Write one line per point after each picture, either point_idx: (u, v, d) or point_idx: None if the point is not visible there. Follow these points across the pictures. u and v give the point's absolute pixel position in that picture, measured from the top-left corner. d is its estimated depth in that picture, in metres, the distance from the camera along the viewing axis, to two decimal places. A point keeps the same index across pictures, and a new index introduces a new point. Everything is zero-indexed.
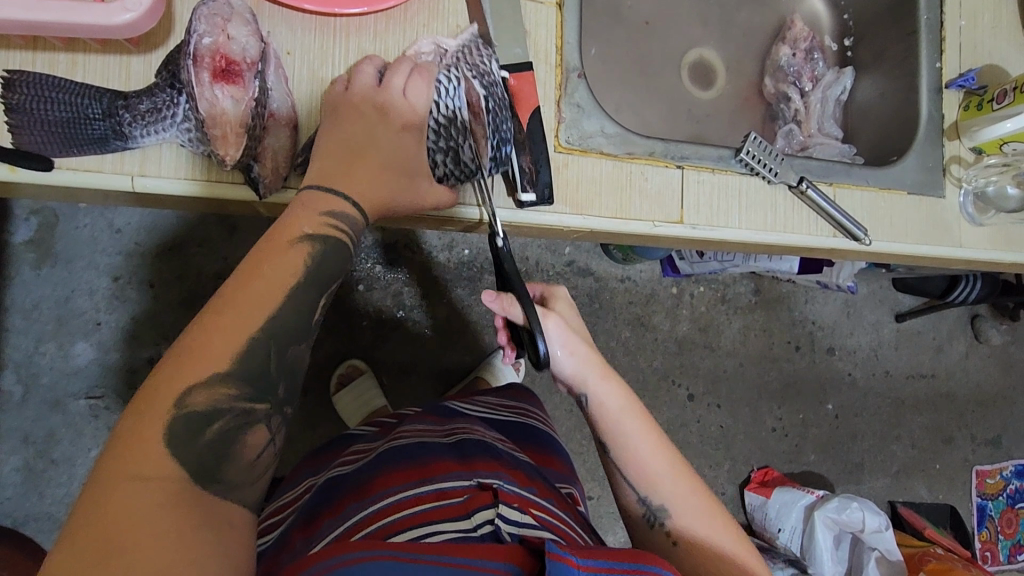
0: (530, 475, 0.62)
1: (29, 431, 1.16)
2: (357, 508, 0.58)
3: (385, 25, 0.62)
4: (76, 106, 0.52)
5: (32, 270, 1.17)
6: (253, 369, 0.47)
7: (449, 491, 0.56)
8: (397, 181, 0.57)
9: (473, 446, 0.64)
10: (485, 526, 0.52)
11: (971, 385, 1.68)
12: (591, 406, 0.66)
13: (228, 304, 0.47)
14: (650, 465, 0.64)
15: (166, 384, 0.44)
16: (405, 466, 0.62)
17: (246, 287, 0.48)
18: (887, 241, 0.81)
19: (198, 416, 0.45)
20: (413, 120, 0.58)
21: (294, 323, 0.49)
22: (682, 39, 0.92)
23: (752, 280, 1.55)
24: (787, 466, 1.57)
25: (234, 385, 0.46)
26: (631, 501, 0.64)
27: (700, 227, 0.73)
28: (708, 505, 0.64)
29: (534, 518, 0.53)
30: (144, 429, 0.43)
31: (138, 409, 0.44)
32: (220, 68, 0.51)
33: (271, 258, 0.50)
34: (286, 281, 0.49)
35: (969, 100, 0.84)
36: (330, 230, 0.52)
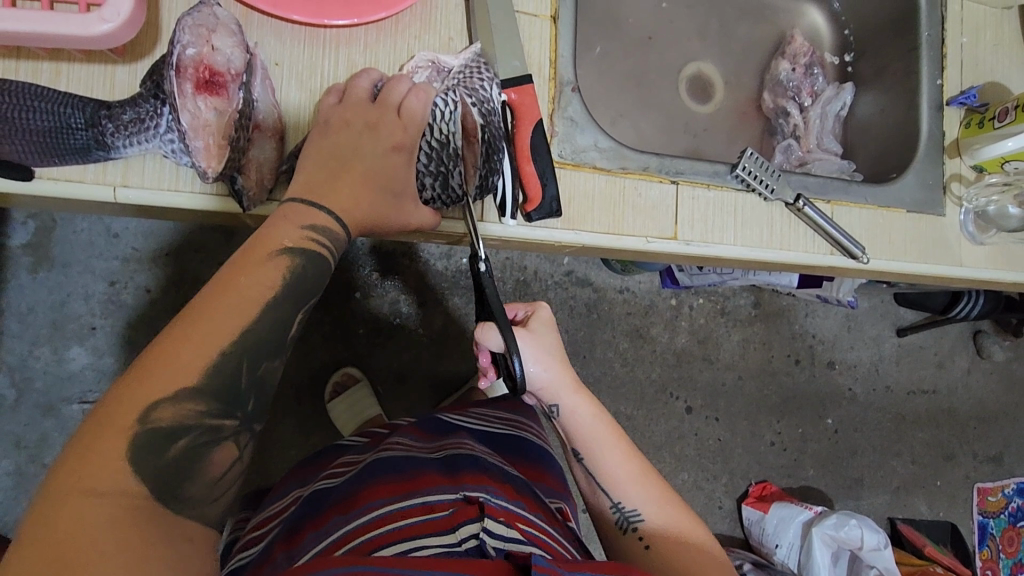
0: (519, 488, 0.61)
1: (21, 435, 1.16)
2: (340, 522, 0.57)
3: (376, 36, 0.61)
4: (57, 114, 0.51)
5: (28, 274, 1.16)
6: (225, 385, 0.46)
7: (435, 505, 0.55)
8: (382, 199, 0.56)
9: (463, 460, 0.62)
10: (470, 540, 0.51)
11: (973, 401, 1.66)
12: (563, 418, 0.65)
13: (202, 314, 0.46)
14: (620, 474, 0.64)
15: (132, 394, 0.43)
16: (391, 480, 0.60)
17: (221, 298, 0.47)
18: (885, 259, 0.80)
19: (163, 433, 0.43)
20: (403, 142, 0.56)
21: (266, 336, 0.48)
22: (681, 52, 0.92)
23: (752, 293, 1.54)
24: (785, 481, 1.55)
25: (199, 401, 0.45)
26: (604, 508, 0.64)
27: (694, 243, 0.72)
28: (680, 513, 0.64)
29: (521, 532, 0.53)
30: (105, 442, 0.42)
31: (99, 421, 0.42)
32: (204, 79, 0.50)
33: (252, 270, 0.48)
34: (264, 292, 0.48)
35: (971, 117, 0.83)
36: (313, 245, 0.51)
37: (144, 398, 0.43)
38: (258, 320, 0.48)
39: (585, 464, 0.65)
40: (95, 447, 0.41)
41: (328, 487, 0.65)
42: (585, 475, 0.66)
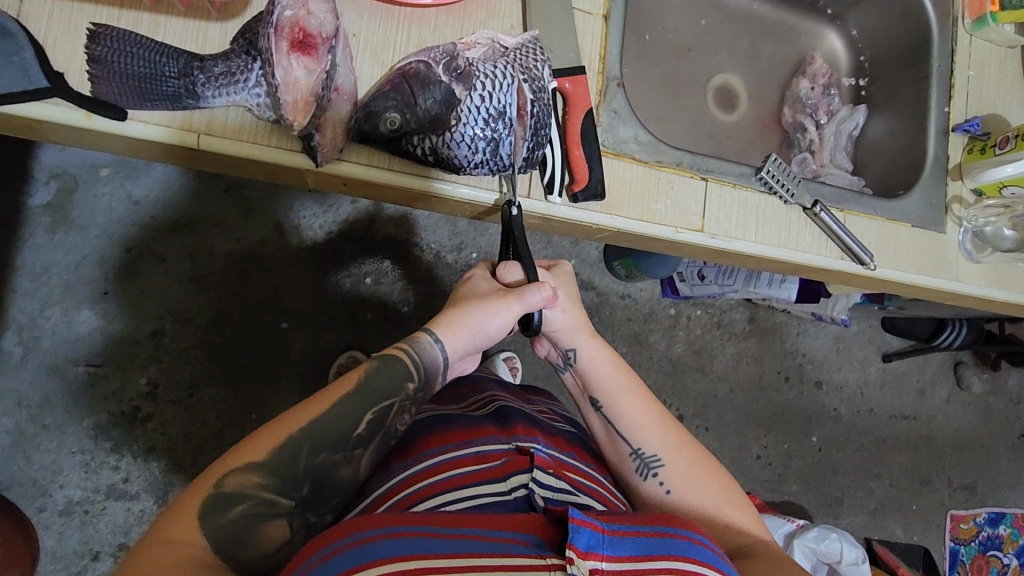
0: (570, 441, 0.68)
1: (23, 394, 1.16)
2: (400, 467, 0.61)
3: (445, 19, 0.66)
4: (154, 62, 0.55)
5: (45, 233, 1.18)
6: (348, 414, 0.57)
7: (488, 455, 0.60)
8: (472, 296, 0.65)
9: (512, 413, 0.68)
10: (520, 489, 0.56)
11: (950, 430, 1.73)
12: (581, 363, 0.71)
13: (340, 380, 0.59)
14: (637, 419, 0.69)
15: (284, 419, 0.56)
16: (447, 430, 0.65)
17: (346, 378, 0.59)
18: (890, 268, 0.85)
19: (293, 445, 0.55)
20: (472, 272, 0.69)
21: (385, 384, 0.59)
22: (709, 64, 0.98)
23: (748, 308, 1.60)
24: (768, 494, 1.60)
25: (332, 421, 0.56)
26: (624, 455, 0.69)
27: (719, 237, 0.77)
28: (697, 462, 0.68)
29: (567, 483, 0.59)
30: (256, 445, 0.54)
31: (258, 431, 0.56)
32: (297, 40, 0.55)
33: (343, 378, 0.59)
34: (368, 376, 0.59)
35: (973, 144, 0.89)
36: (396, 351, 0.61)
37: (288, 428, 0.55)
38: (378, 377, 0.59)
39: (603, 412, 0.70)
40: (244, 450, 0.54)
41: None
42: (601, 422, 0.70)
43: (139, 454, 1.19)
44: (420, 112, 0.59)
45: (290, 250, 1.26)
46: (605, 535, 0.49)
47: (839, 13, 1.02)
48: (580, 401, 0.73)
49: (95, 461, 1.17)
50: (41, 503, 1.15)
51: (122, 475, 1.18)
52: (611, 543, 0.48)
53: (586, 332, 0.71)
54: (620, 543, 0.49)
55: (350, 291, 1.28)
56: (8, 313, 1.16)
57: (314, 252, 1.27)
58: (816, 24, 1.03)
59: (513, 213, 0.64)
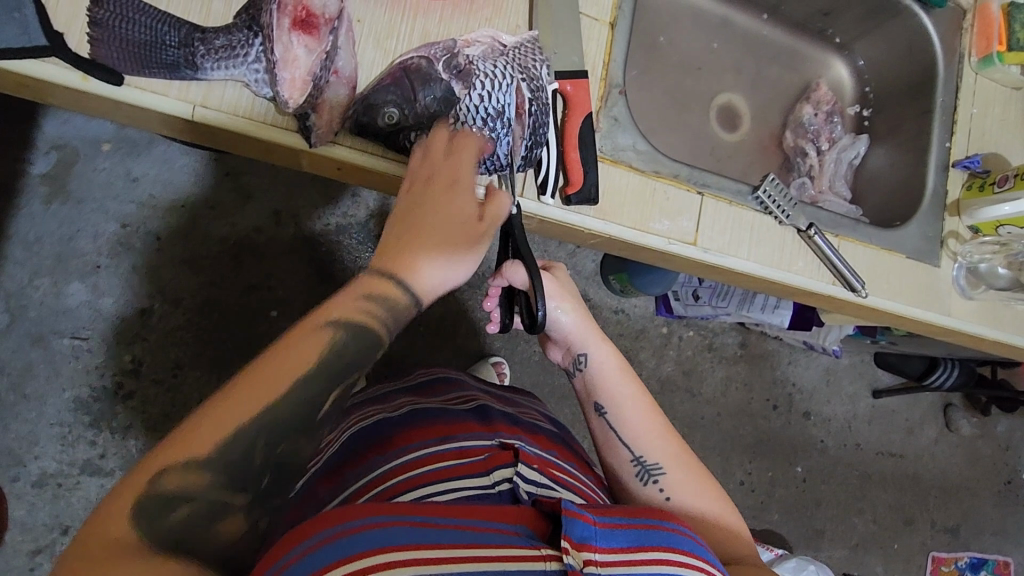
0: (551, 440, 0.68)
1: (6, 361, 1.15)
2: (381, 460, 0.61)
3: (451, 12, 0.66)
4: (155, 30, 0.55)
5: (42, 203, 1.18)
6: (317, 385, 0.49)
7: (470, 450, 0.60)
8: (462, 228, 0.53)
9: (495, 413, 0.68)
10: (503, 483, 0.56)
11: (936, 471, 1.72)
12: (590, 368, 0.71)
13: (298, 335, 0.49)
14: (640, 425, 0.68)
15: (230, 394, 0.47)
16: (429, 425, 0.65)
17: (301, 338, 0.49)
18: (883, 298, 0.85)
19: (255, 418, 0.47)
20: (457, 178, 0.54)
21: (355, 348, 0.51)
22: (715, 84, 0.98)
23: (740, 333, 1.59)
24: (749, 521, 1.58)
25: (294, 395, 0.48)
26: (624, 461, 0.68)
27: (712, 252, 0.76)
28: (695, 472, 0.68)
29: (551, 479, 0.58)
30: (208, 428, 0.46)
31: (204, 410, 0.47)
32: (299, 18, 0.55)
33: (299, 338, 0.49)
34: (332, 341, 0.50)
35: (972, 181, 0.89)
36: (366, 313, 0.51)
37: (236, 404, 0.46)
38: (345, 339, 0.50)
39: (607, 417, 0.69)
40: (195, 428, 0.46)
41: (362, 426, 0.69)
42: (604, 428, 0.70)
43: (117, 432, 1.18)
44: (418, 109, 0.59)
45: (286, 238, 1.26)
46: (596, 529, 0.48)
47: (846, 43, 1.02)
48: (581, 404, 0.73)
49: (73, 435, 1.16)
50: (15, 473, 1.14)
51: (98, 451, 1.17)
52: (604, 535, 0.48)
53: (600, 338, 0.71)
54: (612, 535, 0.48)
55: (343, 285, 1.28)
56: None
57: (311, 242, 1.27)
58: (823, 52, 1.03)
59: (513, 212, 0.64)
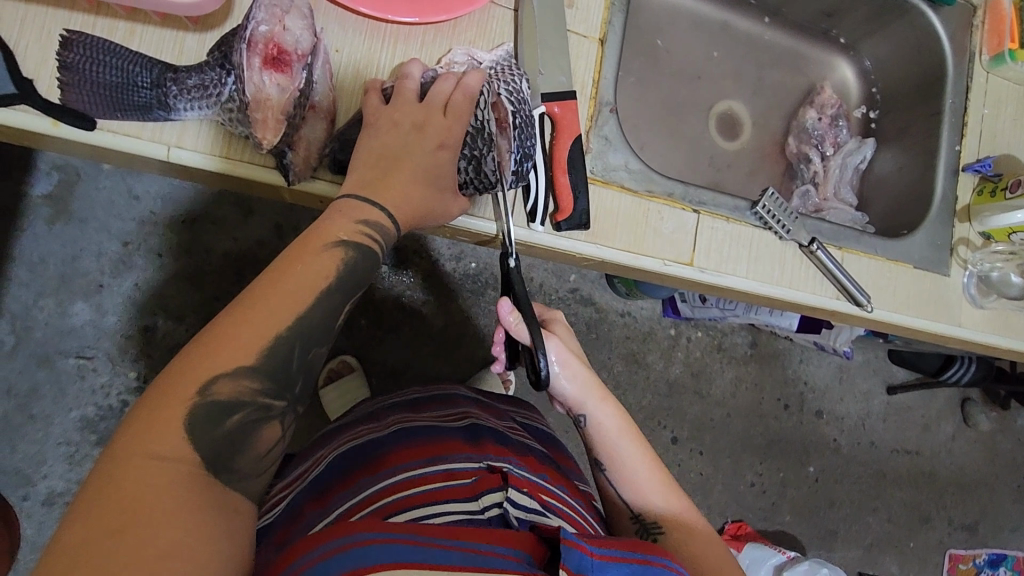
0: (541, 462, 0.64)
1: (13, 382, 1.16)
2: (369, 482, 0.57)
3: (433, 36, 0.64)
4: (127, 72, 0.54)
5: (45, 224, 1.17)
6: (276, 366, 0.46)
7: (459, 472, 0.56)
8: (429, 194, 0.56)
9: (486, 431, 0.64)
10: (493, 509, 0.52)
11: (953, 468, 1.68)
12: (591, 426, 0.68)
13: (262, 296, 0.46)
14: (638, 479, 0.66)
15: (184, 373, 0.43)
16: (416, 443, 0.61)
17: (277, 285, 0.47)
18: (889, 310, 0.82)
19: (219, 407, 0.44)
20: (448, 140, 0.56)
21: (317, 323, 0.48)
22: (714, 90, 0.95)
23: (750, 333, 1.55)
24: (761, 523, 1.56)
25: (254, 378, 0.45)
26: (624, 515, 0.66)
27: (708, 272, 0.74)
28: (700, 522, 0.65)
29: (541, 504, 0.54)
30: (167, 412, 0.42)
31: (155, 399, 0.43)
32: (271, 55, 0.53)
33: (263, 300, 0.46)
34: (300, 306, 0.47)
35: (983, 185, 0.86)
36: (367, 241, 0.52)
37: (200, 374, 0.43)
38: (309, 312, 0.48)
39: (610, 477, 0.67)
40: (166, 400, 0.43)
41: (352, 444, 0.65)
42: (609, 487, 0.68)
43: None
44: None
45: None
46: (592, 561, 0.44)
47: (852, 43, 0.99)
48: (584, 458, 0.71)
49: (80, 453, 1.17)
50: (24, 492, 1.15)
51: None
52: (600, 567, 0.44)
53: (596, 396, 0.68)
54: (609, 568, 0.45)
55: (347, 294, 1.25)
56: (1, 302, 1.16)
57: None
58: (828, 53, 1.00)
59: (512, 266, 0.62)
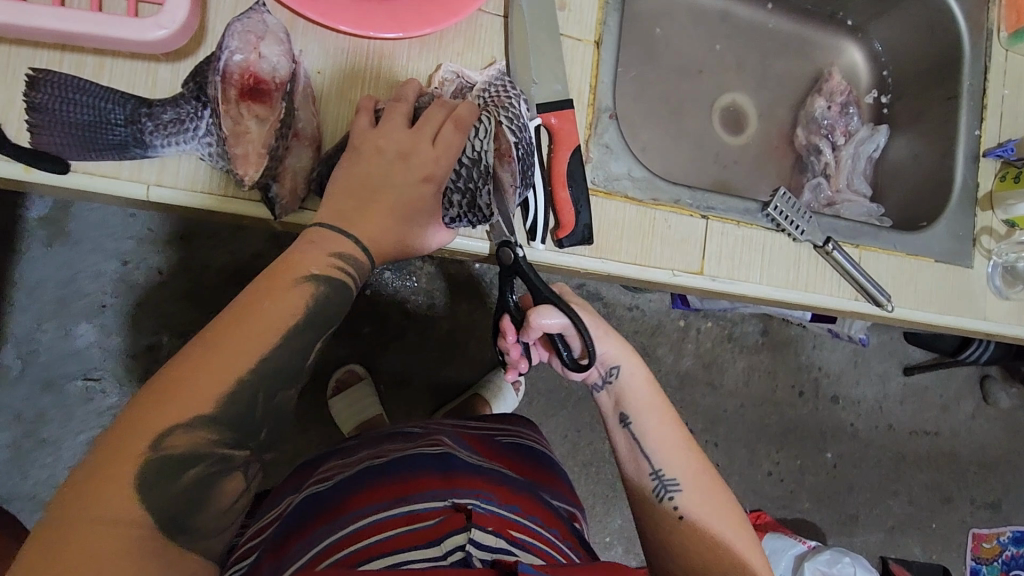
0: (514, 491, 0.61)
1: (20, 409, 1.11)
2: (325, 532, 0.57)
3: (419, 50, 0.61)
4: (100, 109, 0.51)
5: (41, 248, 1.11)
6: (239, 414, 0.44)
7: (422, 513, 0.54)
8: (407, 227, 0.53)
9: (457, 463, 0.62)
10: (455, 553, 0.48)
11: (974, 446, 1.63)
12: (619, 379, 0.64)
13: (221, 339, 0.44)
14: (665, 440, 0.62)
15: (136, 427, 0.41)
16: (383, 483, 0.60)
17: (242, 326, 0.45)
18: (910, 308, 0.79)
19: (174, 461, 0.41)
20: (434, 173, 0.53)
21: (283, 365, 0.46)
22: (717, 84, 0.92)
23: (760, 321, 1.50)
24: (779, 511, 1.51)
25: (214, 429, 0.43)
26: (642, 471, 0.62)
27: (720, 279, 0.71)
28: (719, 492, 0.62)
29: (509, 540, 0.52)
30: (117, 471, 0.40)
31: (104, 456, 0.40)
32: (248, 86, 0.50)
33: (226, 333, 0.44)
34: (265, 348, 0.45)
35: (1006, 170, 0.81)
36: (337, 273, 0.49)
37: (148, 430, 0.41)
38: (275, 352, 0.46)
39: (631, 430, 0.63)
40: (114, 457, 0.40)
41: (320, 488, 0.64)
42: (627, 441, 0.63)
43: None
44: None
45: None
46: None
47: (861, 25, 0.94)
48: (605, 415, 0.66)
49: None
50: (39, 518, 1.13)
51: None
52: None
53: (628, 350, 0.64)
54: None
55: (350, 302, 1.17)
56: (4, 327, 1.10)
57: None
58: (836, 36, 0.95)
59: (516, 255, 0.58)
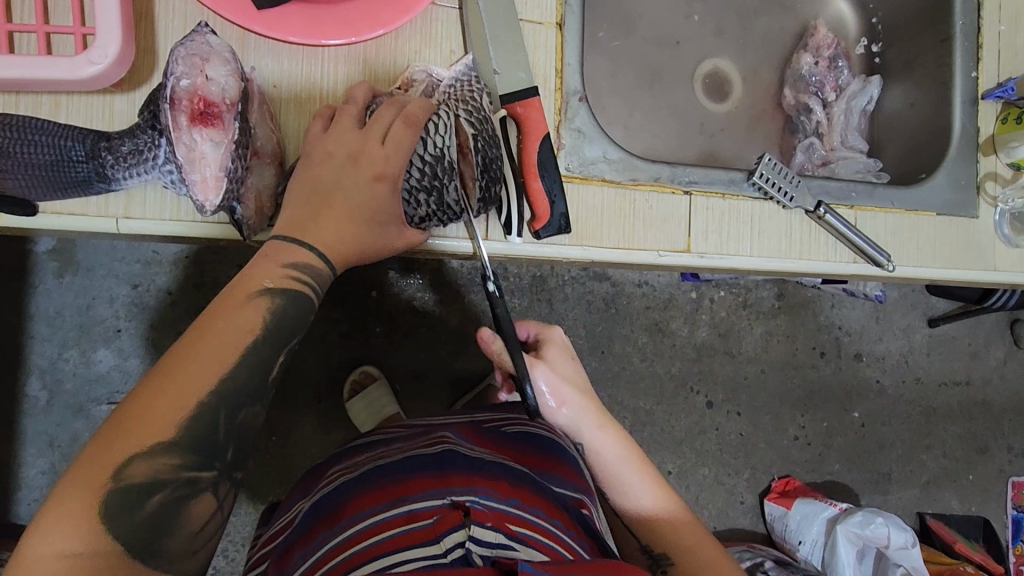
0: (516, 485, 0.60)
1: (54, 435, 1.09)
2: (326, 537, 0.57)
3: (375, 52, 0.60)
4: (59, 148, 0.51)
5: (54, 279, 1.09)
6: (200, 436, 0.44)
7: (421, 513, 0.53)
8: (367, 231, 0.53)
9: (456, 460, 0.61)
10: (456, 550, 0.49)
11: (1008, 393, 1.55)
12: (591, 456, 0.66)
13: (179, 364, 0.44)
14: (649, 519, 0.64)
15: (96, 459, 0.41)
16: (384, 484, 0.60)
17: (198, 350, 0.45)
18: (915, 266, 0.76)
19: (137, 489, 0.42)
20: (385, 171, 0.52)
21: (243, 382, 0.47)
22: (697, 50, 0.89)
23: (775, 285, 1.43)
24: (810, 475, 1.46)
25: (175, 453, 0.43)
26: (634, 548, 0.65)
27: (709, 256, 0.69)
28: (709, 556, 0.62)
29: (507, 535, 0.51)
30: (79, 503, 0.40)
31: (65, 494, 0.41)
32: (198, 110, 0.49)
33: (182, 358, 0.45)
34: (222, 368, 0.45)
35: (1008, 111, 0.77)
36: (293, 284, 0.50)
37: (109, 463, 0.42)
38: (232, 371, 0.46)
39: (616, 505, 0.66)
40: (72, 491, 0.41)
41: (324, 493, 0.65)
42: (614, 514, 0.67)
43: None
44: None
45: None
46: None
47: None
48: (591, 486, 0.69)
49: None
50: None
51: None
52: None
53: (598, 422, 0.65)
54: None
55: (356, 306, 1.16)
56: (26, 359, 1.08)
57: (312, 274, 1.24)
58: None
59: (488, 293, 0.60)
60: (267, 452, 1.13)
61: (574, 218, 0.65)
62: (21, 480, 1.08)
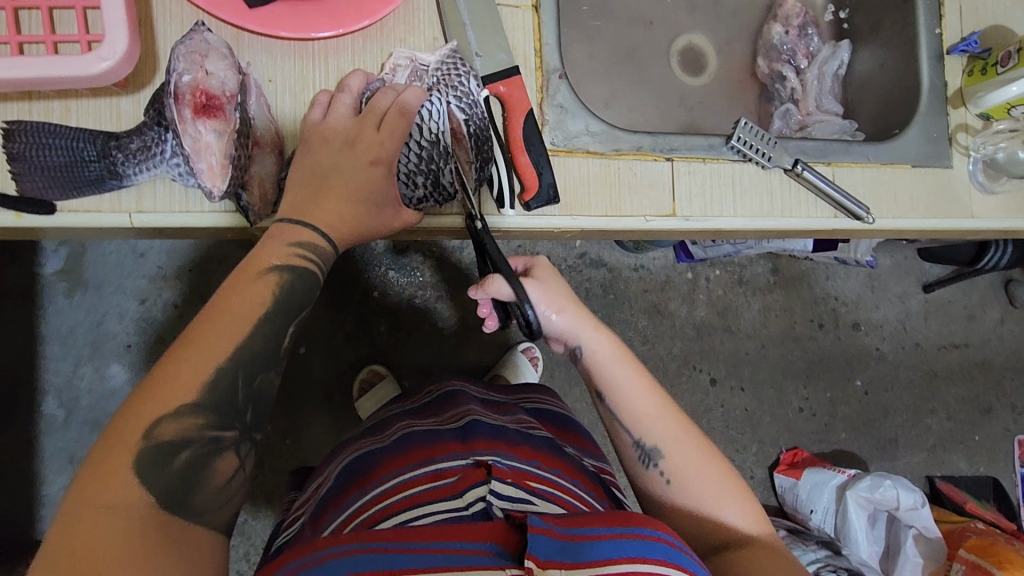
0: (535, 448, 0.62)
1: (73, 450, 1.12)
2: (356, 497, 0.60)
3: (363, 43, 0.63)
4: (73, 149, 0.55)
5: (65, 298, 1.12)
6: (220, 398, 0.48)
7: (445, 472, 0.56)
8: (364, 210, 0.56)
9: (479, 426, 0.63)
10: (477, 503, 0.52)
11: (1008, 353, 1.57)
12: (588, 359, 0.66)
13: (197, 336, 0.48)
14: (644, 416, 0.64)
15: (127, 423, 0.45)
16: (410, 449, 0.62)
17: (214, 324, 0.48)
18: (893, 219, 0.79)
19: (167, 446, 0.45)
20: (380, 155, 0.56)
21: (258, 348, 0.50)
22: (672, 29, 0.92)
23: (769, 260, 1.46)
24: (817, 446, 1.48)
25: (200, 414, 0.46)
26: (626, 446, 0.65)
27: (694, 219, 0.72)
28: (697, 447, 0.64)
29: (528, 493, 0.54)
30: (114, 461, 0.43)
31: (100, 456, 0.44)
32: (201, 104, 0.52)
33: (207, 331, 0.48)
34: (237, 335, 0.49)
35: (973, 64, 0.80)
36: (299, 261, 0.53)
37: (140, 424, 0.45)
38: (247, 338, 0.49)
39: (609, 405, 0.66)
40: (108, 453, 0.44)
41: (351, 459, 0.67)
42: (606, 414, 0.67)
43: None
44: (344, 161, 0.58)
45: None
46: (562, 542, 0.46)
47: None
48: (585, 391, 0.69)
49: None
50: None
51: None
52: (571, 552, 0.46)
53: (592, 322, 0.66)
54: (581, 550, 0.46)
55: (360, 304, 1.19)
56: (42, 378, 1.11)
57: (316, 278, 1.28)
58: None
59: (478, 226, 0.60)
60: (282, 450, 1.16)
61: (563, 190, 0.68)
62: (43, 496, 1.10)
